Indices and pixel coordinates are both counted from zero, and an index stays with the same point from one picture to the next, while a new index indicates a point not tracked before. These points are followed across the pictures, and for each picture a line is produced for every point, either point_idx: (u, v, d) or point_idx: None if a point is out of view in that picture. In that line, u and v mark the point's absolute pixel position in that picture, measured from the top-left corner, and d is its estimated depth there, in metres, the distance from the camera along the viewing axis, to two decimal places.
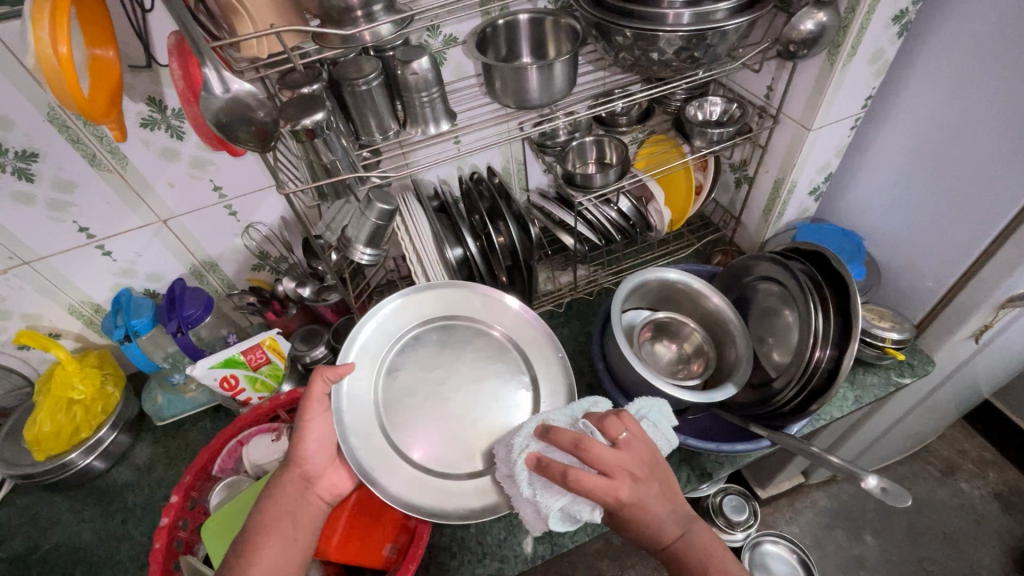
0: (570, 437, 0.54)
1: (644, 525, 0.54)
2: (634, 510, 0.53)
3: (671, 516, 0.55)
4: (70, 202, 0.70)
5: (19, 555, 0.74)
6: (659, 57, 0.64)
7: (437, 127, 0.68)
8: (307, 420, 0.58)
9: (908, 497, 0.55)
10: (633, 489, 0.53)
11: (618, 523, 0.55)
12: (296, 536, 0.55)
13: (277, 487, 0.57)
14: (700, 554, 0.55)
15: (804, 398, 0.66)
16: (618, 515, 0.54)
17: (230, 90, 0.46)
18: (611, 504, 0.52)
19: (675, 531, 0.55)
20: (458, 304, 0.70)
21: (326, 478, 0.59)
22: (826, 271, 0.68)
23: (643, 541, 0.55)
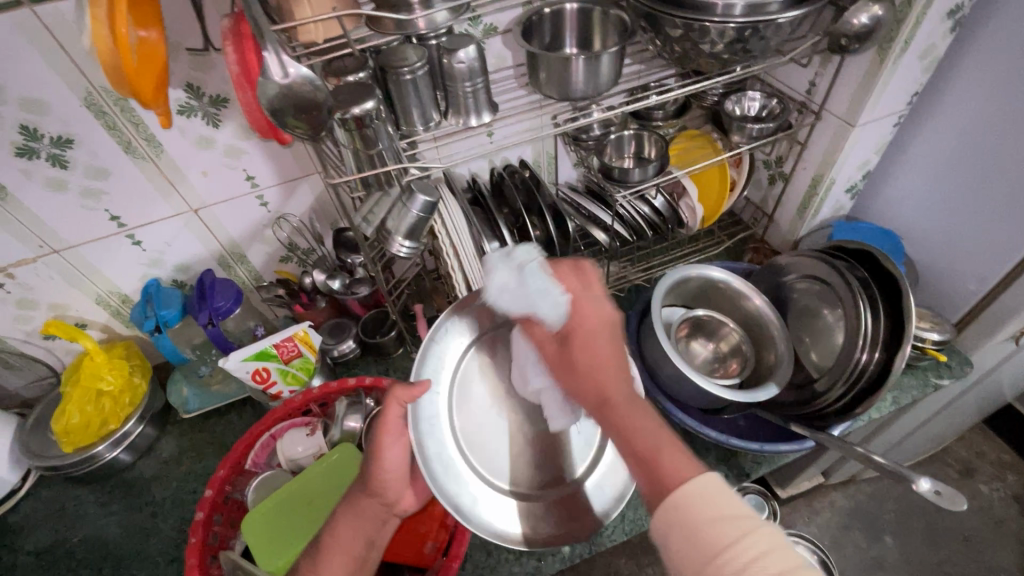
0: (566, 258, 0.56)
1: (598, 352, 0.49)
2: (591, 325, 0.50)
3: (623, 365, 0.49)
4: (102, 189, 0.68)
5: (46, 549, 0.73)
6: (710, 50, 0.63)
7: (479, 119, 0.67)
8: (384, 445, 0.54)
9: (964, 501, 0.55)
10: (601, 310, 0.51)
11: (568, 352, 0.50)
12: (367, 554, 0.55)
13: (351, 508, 0.55)
14: (645, 424, 0.45)
15: (850, 399, 0.65)
16: (576, 329, 0.50)
17: (289, 75, 0.44)
18: (580, 306, 0.51)
19: (627, 388, 0.47)
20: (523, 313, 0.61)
21: (405, 497, 0.59)
22: (878, 272, 0.67)
23: (587, 383, 0.48)
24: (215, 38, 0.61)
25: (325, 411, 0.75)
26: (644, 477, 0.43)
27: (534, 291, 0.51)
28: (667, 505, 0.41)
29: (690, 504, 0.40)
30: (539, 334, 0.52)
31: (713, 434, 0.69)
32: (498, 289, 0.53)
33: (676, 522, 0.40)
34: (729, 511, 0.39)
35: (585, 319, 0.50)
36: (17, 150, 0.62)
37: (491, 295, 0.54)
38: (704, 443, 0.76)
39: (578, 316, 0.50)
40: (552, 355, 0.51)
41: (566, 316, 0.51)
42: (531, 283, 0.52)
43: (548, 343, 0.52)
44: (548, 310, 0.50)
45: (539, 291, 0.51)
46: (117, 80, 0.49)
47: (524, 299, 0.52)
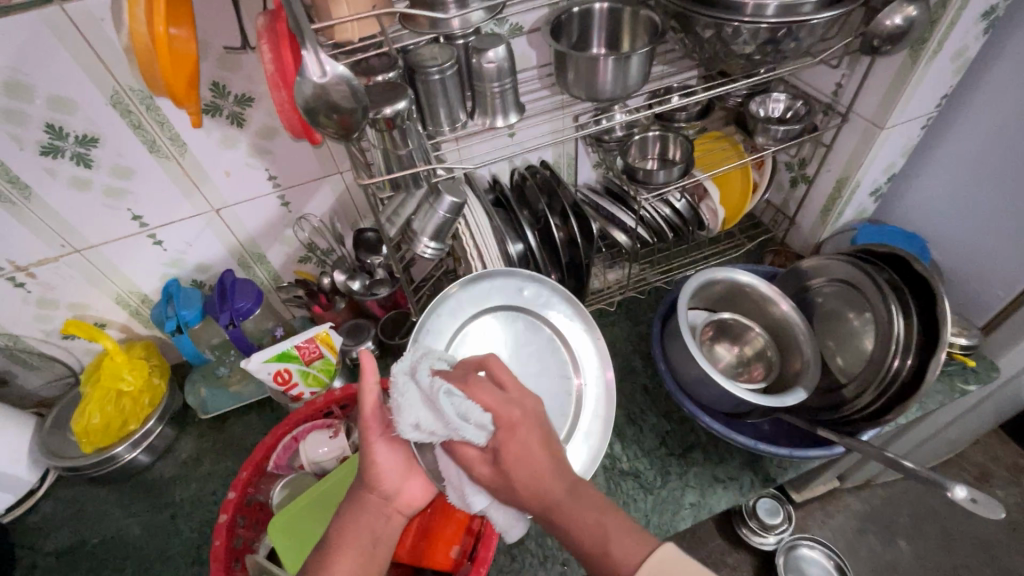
0: (474, 361, 0.53)
1: (533, 464, 0.46)
2: (519, 432, 0.47)
3: (558, 466, 0.47)
4: (125, 189, 0.68)
5: (66, 550, 0.73)
6: (741, 51, 0.62)
7: (506, 119, 0.66)
8: (371, 443, 0.53)
9: (1001, 509, 0.54)
10: (523, 409, 0.49)
11: (503, 470, 0.47)
12: (376, 553, 0.51)
13: (355, 507, 0.52)
14: (591, 517, 0.44)
15: (880, 406, 0.65)
16: (504, 446, 0.47)
17: (326, 74, 0.44)
18: (502, 419, 0.47)
19: (563, 484, 0.46)
20: (507, 297, 0.66)
21: (405, 491, 0.54)
22: (909, 276, 0.67)
23: (530, 495, 0.46)
24: (250, 35, 0.61)
25: (347, 413, 0.75)
26: (605, 572, 0.41)
27: (450, 413, 0.46)
28: None
29: None
30: (469, 455, 0.48)
31: (742, 439, 0.68)
32: (412, 427, 0.46)
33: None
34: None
35: (512, 432, 0.47)
36: (42, 149, 0.61)
37: (408, 435, 0.46)
38: (728, 447, 0.75)
39: (502, 430, 0.47)
40: (489, 476, 0.47)
41: (492, 434, 0.47)
42: (447, 409, 0.46)
43: (480, 463, 0.48)
44: (473, 432, 0.46)
45: (459, 418, 0.46)
46: (151, 78, 0.48)
47: (446, 430, 0.46)
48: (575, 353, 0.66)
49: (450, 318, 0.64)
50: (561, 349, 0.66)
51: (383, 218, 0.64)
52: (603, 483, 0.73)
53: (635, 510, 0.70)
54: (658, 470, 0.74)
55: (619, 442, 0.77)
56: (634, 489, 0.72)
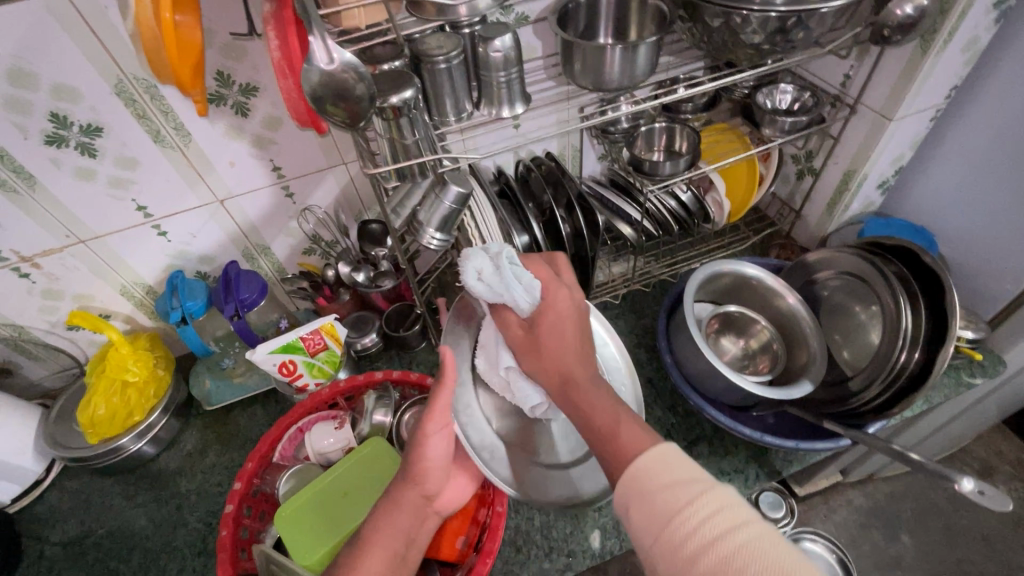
0: (542, 258, 0.58)
1: (565, 337, 0.52)
2: (561, 312, 0.53)
3: (584, 353, 0.52)
4: (130, 179, 0.68)
5: (73, 540, 0.73)
6: (749, 41, 0.62)
7: (512, 110, 0.66)
8: (426, 437, 0.52)
9: (1009, 502, 0.54)
10: (570, 299, 0.54)
11: (536, 338, 0.52)
12: (406, 556, 0.51)
13: (394, 507, 0.52)
14: (606, 402, 0.47)
15: (887, 399, 0.64)
16: (546, 317, 0.53)
17: (334, 61, 0.44)
18: (549, 295, 0.54)
19: (589, 371, 0.51)
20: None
21: (445, 493, 0.56)
22: (918, 269, 0.66)
23: (554, 368, 0.50)
24: (257, 24, 0.60)
25: (352, 404, 0.75)
26: (606, 447, 0.45)
27: (509, 279, 0.51)
28: (626, 473, 0.42)
29: (649, 469, 0.41)
30: (509, 321, 0.53)
31: (747, 431, 0.68)
32: (473, 276, 0.51)
33: (635, 493, 0.40)
34: (686, 476, 0.39)
35: (555, 307, 0.53)
36: (46, 138, 0.61)
37: (468, 279, 0.51)
38: (734, 440, 0.75)
39: (549, 303, 0.53)
40: (521, 340, 0.52)
41: (537, 305, 0.53)
42: (508, 275, 0.51)
43: (516, 326, 0.53)
44: (523, 296, 0.52)
45: (512, 276, 0.52)
46: (156, 66, 0.48)
47: (500, 292, 0.51)
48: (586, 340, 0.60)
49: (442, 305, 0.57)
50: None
51: (389, 209, 0.64)
52: None
53: None
54: None
55: None
56: None
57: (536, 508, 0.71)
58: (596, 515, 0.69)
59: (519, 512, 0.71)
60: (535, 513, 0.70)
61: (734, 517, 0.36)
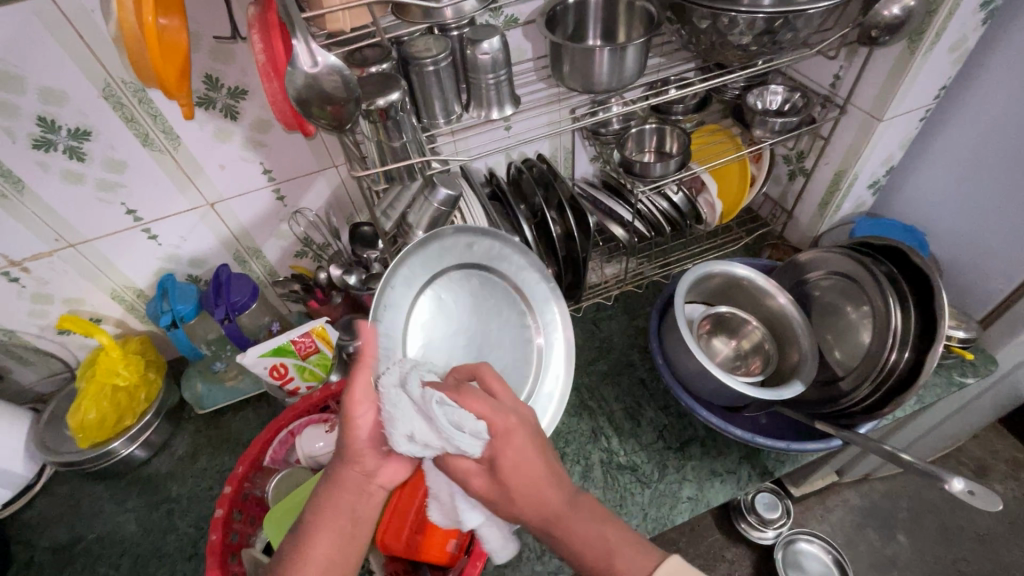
0: (466, 369, 0.53)
1: (536, 484, 0.47)
2: (518, 447, 0.48)
3: (553, 476, 0.49)
4: (118, 182, 0.67)
5: (63, 546, 0.73)
6: (738, 42, 0.61)
7: (501, 112, 0.66)
8: (352, 417, 0.49)
9: (999, 501, 0.54)
10: (518, 419, 0.49)
11: (502, 485, 0.47)
12: (354, 534, 0.50)
13: (333, 488, 0.50)
14: (591, 527, 0.46)
15: (877, 399, 0.64)
16: (500, 454, 0.47)
17: (318, 63, 0.44)
18: (496, 426, 0.48)
19: (564, 497, 0.48)
20: (460, 254, 0.63)
21: (387, 466, 0.52)
22: (907, 268, 0.66)
23: (530, 508, 0.47)
24: (242, 27, 0.60)
25: (343, 408, 0.75)
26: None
27: (447, 428, 0.46)
28: None
29: None
30: (461, 468, 0.48)
31: (739, 433, 0.68)
32: (406, 438, 0.47)
33: None
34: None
35: (508, 439, 0.48)
36: (34, 142, 0.61)
37: (399, 445, 0.47)
38: (726, 442, 0.75)
39: (499, 443, 0.48)
40: (484, 490, 0.48)
41: (487, 444, 0.47)
42: (442, 420, 0.46)
43: (475, 475, 0.48)
44: (469, 441, 0.46)
45: (452, 425, 0.47)
46: (142, 70, 0.48)
47: (440, 440, 0.47)
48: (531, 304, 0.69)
49: (406, 290, 0.59)
50: (517, 300, 0.69)
51: (379, 212, 0.64)
52: (601, 477, 0.73)
53: (632, 504, 0.70)
54: (655, 464, 0.73)
55: (617, 437, 0.77)
56: (631, 483, 0.72)
57: None
58: None
59: None
60: None
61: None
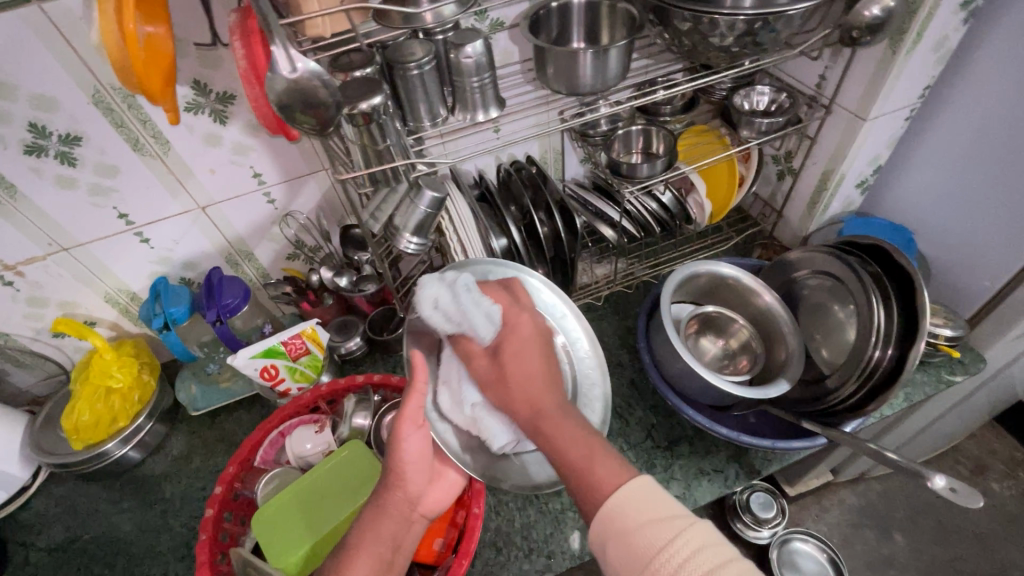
0: (500, 283, 0.58)
1: (530, 368, 0.52)
2: (525, 340, 0.54)
3: (551, 378, 0.53)
4: (110, 187, 0.68)
5: (58, 546, 0.74)
6: (719, 43, 0.62)
7: (486, 114, 0.67)
8: (403, 436, 0.54)
9: (979, 497, 0.54)
10: (531, 321, 0.55)
11: (502, 365, 0.53)
12: (393, 561, 0.53)
13: (379, 511, 0.54)
14: (578, 434, 0.48)
15: (862, 397, 0.65)
16: (507, 343, 0.54)
17: (296, 70, 0.45)
18: (508, 320, 0.55)
19: (557, 399, 0.51)
20: None
21: (427, 495, 0.57)
22: (890, 266, 0.66)
23: (523, 390, 0.51)
24: (222, 33, 0.61)
25: (334, 408, 0.76)
26: (576, 468, 0.46)
27: (466, 307, 0.53)
28: (601, 514, 0.43)
29: (625, 510, 0.42)
30: (470, 351, 0.55)
31: (724, 431, 0.69)
32: (431, 308, 0.54)
33: (611, 532, 0.42)
34: (664, 512, 0.41)
35: (515, 332, 0.54)
36: (26, 148, 0.62)
37: (423, 310, 0.54)
38: (714, 441, 0.75)
39: (510, 327, 0.54)
40: (485, 369, 0.54)
41: (498, 331, 0.54)
42: (464, 303, 0.53)
43: (480, 359, 0.54)
44: (480, 324, 0.53)
45: (471, 308, 0.54)
46: (126, 77, 0.49)
47: (459, 320, 0.54)
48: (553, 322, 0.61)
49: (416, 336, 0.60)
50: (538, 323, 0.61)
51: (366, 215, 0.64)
52: None
53: None
54: (643, 463, 0.74)
55: (606, 436, 0.77)
56: None
57: (516, 510, 0.71)
58: (576, 517, 0.70)
59: (500, 514, 0.71)
60: (516, 514, 0.71)
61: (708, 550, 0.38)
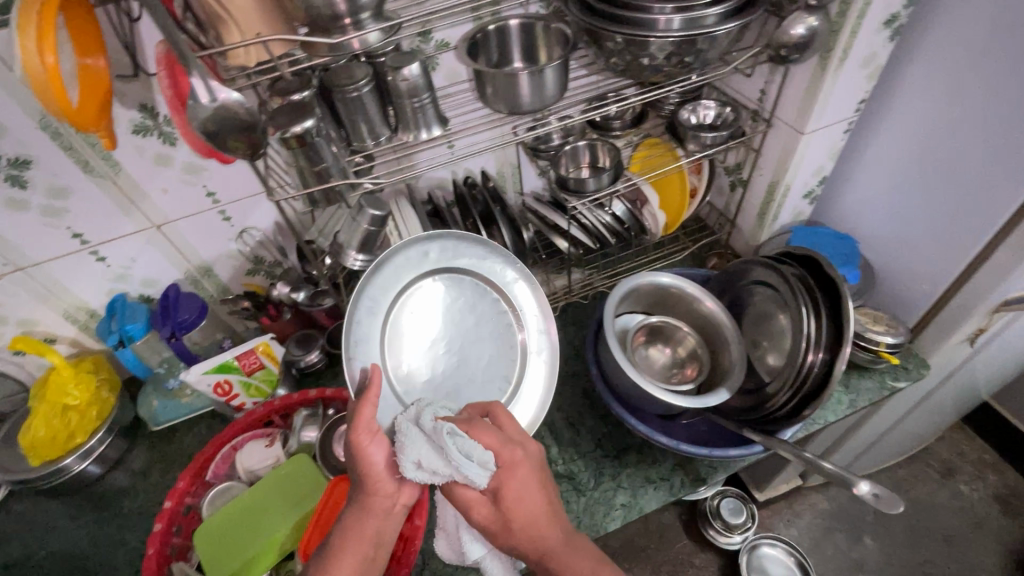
0: (479, 407, 0.61)
1: (531, 506, 0.54)
2: (523, 478, 0.55)
3: (552, 510, 0.56)
4: (63, 208, 0.70)
5: (14, 562, 0.74)
6: (650, 62, 0.64)
7: (429, 133, 0.68)
8: (365, 446, 0.55)
9: (900, 503, 0.55)
10: (526, 454, 0.56)
11: (503, 510, 0.54)
12: (376, 557, 0.55)
13: (364, 512, 0.56)
14: (587, 566, 0.54)
15: (797, 403, 0.66)
16: (505, 485, 0.54)
17: (217, 100, 0.46)
18: (502, 458, 0.54)
19: (559, 534, 0.55)
20: (415, 266, 0.66)
21: (403, 491, 0.57)
22: (819, 275, 0.68)
23: (526, 535, 0.54)
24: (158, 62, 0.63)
25: (287, 421, 0.77)
26: None
27: (455, 454, 0.52)
28: None
29: None
30: (468, 497, 0.54)
31: (664, 439, 0.70)
32: (414, 464, 0.52)
33: None
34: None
35: (513, 470, 0.54)
36: None
37: (408, 471, 0.52)
38: (662, 449, 0.77)
39: (505, 473, 0.54)
40: (487, 517, 0.54)
41: (493, 474, 0.53)
42: (452, 447, 0.52)
43: (481, 504, 0.54)
44: (477, 473, 0.52)
45: (460, 455, 0.52)
46: None
47: (447, 469, 0.52)
48: (502, 288, 0.70)
49: (372, 320, 0.63)
50: (489, 290, 0.70)
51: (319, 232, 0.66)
52: None
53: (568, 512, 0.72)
54: (592, 471, 0.75)
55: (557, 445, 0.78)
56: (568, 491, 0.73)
57: None
58: None
59: None
60: None
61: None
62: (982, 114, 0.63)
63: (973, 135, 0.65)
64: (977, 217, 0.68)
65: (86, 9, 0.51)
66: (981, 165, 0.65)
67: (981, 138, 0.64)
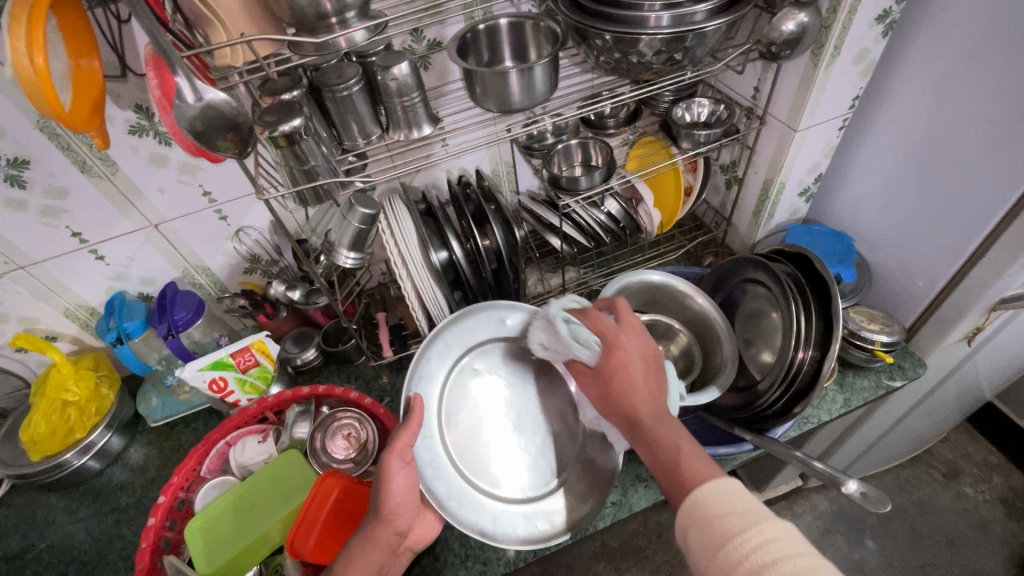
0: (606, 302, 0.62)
1: (629, 379, 0.55)
2: (624, 359, 0.56)
3: (651, 391, 0.55)
4: (61, 208, 0.71)
5: (14, 555, 0.76)
6: (639, 60, 0.64)
7: (420, 132, 0.68)
8: (391, 473, 0.54)
9: (888, 501, 0.55)
10: (632, 346, 0.57)
11: (604, 379, 0.57)
12: None
13: (368, 541, 0.55)
14: (670, 437, 0.52)
15: (787, 400, 0.66)
16: (608, 360, 0.57)
17: (203, 99, 0.47)
18: (607, 340, 0.57)
19: (654, 407, 0.54)
20: (492, 327, 0.68)
21: (417, 529, 0.58)
22: (810, 274, 0.69)
23: (622, 401, 0.55)
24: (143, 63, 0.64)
25: (281, 418, 0.78)
26: (667, 467, 0.50)
27: (567, 338, 0.59)
28: (687, 503, 0.46)
29: (705, 502, 0.45)
30: (582, 370, 0.61)
31: None
32: (540, 346, 0.63)
33: (692, 520, 0.45)
34: (741, 508, 0.43)
35: (615, 351, 0.57)
36: None
37: (534, 347, 0.64)
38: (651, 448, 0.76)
39: (612, 352, 0.57)
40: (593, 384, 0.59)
41: (599, 352, 0.58)
42: (563, 335, 0.59)
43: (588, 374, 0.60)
44: (584, 352, 0.58)
45: (571, 338, 0.59)
46: None
47: (561, 348, 0.61)
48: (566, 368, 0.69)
49: (440, 362, 0.64)
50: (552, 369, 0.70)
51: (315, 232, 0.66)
52: None
53: None
54: None
55: None
56: None
57: None
58: None
59: None
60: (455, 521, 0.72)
61: (779, 542, 0.40)
62: (976, 108, 0.63)
63: (967, 130, 0.64)
64: (973, 213, 0.67)
65: (78, 12, 0.52)
66: (977, 160, 0.64)
67: (975, 133, 0.63)
